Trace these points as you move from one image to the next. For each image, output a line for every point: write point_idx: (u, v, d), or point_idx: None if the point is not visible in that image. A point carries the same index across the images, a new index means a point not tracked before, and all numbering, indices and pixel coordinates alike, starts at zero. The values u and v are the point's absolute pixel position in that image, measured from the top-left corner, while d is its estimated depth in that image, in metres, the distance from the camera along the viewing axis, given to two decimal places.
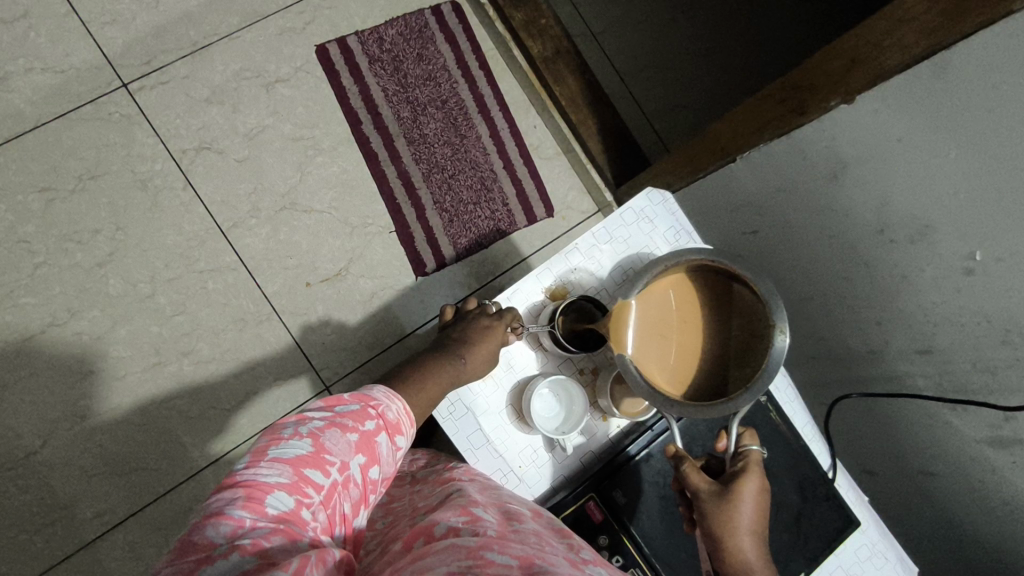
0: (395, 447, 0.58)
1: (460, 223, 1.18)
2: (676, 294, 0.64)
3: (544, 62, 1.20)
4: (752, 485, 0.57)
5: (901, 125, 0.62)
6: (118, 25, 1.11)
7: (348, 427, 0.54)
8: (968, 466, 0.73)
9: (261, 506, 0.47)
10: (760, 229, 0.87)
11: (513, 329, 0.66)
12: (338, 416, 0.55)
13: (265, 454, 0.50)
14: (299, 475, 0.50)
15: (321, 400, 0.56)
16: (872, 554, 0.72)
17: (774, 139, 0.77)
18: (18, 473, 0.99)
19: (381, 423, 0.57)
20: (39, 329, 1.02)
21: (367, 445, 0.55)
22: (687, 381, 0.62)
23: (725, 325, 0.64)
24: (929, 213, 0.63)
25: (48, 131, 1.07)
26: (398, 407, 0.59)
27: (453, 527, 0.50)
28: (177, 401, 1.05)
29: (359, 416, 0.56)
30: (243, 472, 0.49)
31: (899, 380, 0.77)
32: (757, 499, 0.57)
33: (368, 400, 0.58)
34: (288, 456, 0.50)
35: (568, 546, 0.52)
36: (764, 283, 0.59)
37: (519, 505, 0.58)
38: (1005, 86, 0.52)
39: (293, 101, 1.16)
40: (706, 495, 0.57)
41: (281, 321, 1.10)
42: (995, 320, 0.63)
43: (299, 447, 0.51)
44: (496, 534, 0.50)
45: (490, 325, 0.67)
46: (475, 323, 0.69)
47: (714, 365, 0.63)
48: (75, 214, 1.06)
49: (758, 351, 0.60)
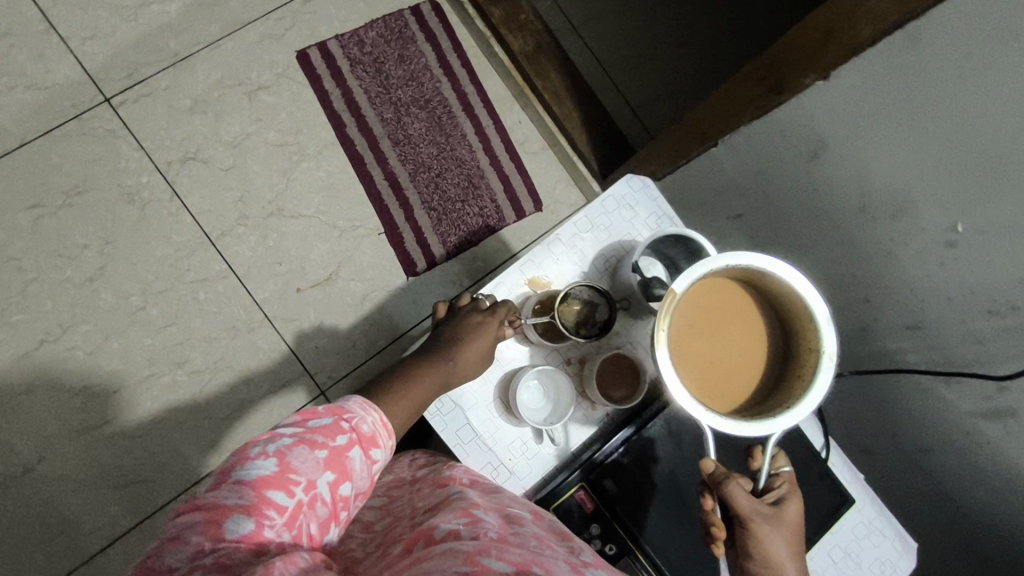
0: (371, 460, 0.55)
1: (449, 222, 1.19)
2: (725, 304, 0.62)
3: (526, 57, 1.20)
4: (794, 506, 0.57)
5: (876, 100, 0.62)
6: (99, 39, 1.11)
7: (317, 444, 0.52)
8: (964, 440, 0.72)
9: (220, 530, 0.46)
10: (744, 214, 0.87)
11: (510, 323, 0.67)
12: (309, 432, 0.53)
13: (229, 476, 0.49)
14: (260, 497, 0.48)
15: (293, 415, 0.54)
16: (870, 531, 0.72)
17: (754, 119, 0.76)
18: (19, 489, 0.99)
19: (354, 436, 0.55)
20: (33, 345, 1.03)
21: (337, 462, 0.52)
22: (729, 394, 0.61)
23: (771, 341, 0.63)
24: (909, 187, 0.63)
25: (33, 148, 1.07)
26: (374, 419, 0.57)
27: (453, 530, 0.50)
28: (173, 412, 1.05)
29: (330, 431, 0.53)
30: (206, 494, 0.48)
31: (890, 357, 0.77)
32: (799, 521, 0.57)
33: (342, 413, 0.56)
34: (251, 477, 0.49)
35: (567, 549, 0.52)
36: (819, 305, 0.57)
37: (520, 508, 0.57)
38: (977, 54, 0.52)
39: (276, 108, 1.16)
40: (758, 516, 0.55)
41: (273, 328, 1.10)
42: (980, 292, 0.63)
43: (263, 467, 0.50)
44: (496, 537, 0.49)
45: (483, 321, 0.67)
46: (469, 319, 0.68)
47: (755, 378, 0.62)
48: (63, 230, 1.06)
49: (800, 373, 0.58)
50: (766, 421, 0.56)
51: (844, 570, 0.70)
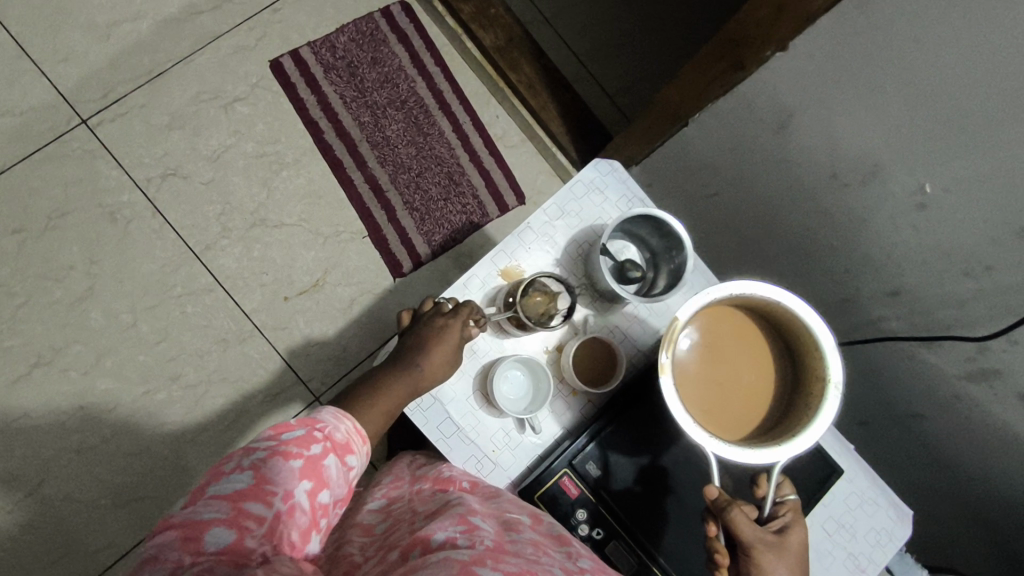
0: (346, 467, 0.54)
1: (433, 221, 1.19)
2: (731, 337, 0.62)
3: (497, 51, 1.20)
4: (797, 535, 0.56)
5: (835, 67, 0.61)
6: (72, 62, 1.11)
7: (292, 453, 0.51)
8: (954, 403, 0.72)
9: (199, 544, 0.44)
10: (721, 191, 0.86)
11: (475, 322, 0.65)
12: (282, 444, 0.51)
13: (203, 493, 0.47)
14: (238, 509, 0.46)
15: (265, 429, 0.53)
16: (862, 501, 0.71)
17: (721, 96, 0.75)
18: (20, 513, 0.99)
19: (329, 445, 0.54)
20: (25, 370, 1.03)
21: (313, 470, 0.51)
22: (736, 422, 0.60)
23: (780, 373, 0.62)
24: (876, 152, 0.63)
25: (13, 174, 1.07)
26: (347, 426, 0.56)
27: (450, 537, 0.49)
28: (168, 427, 1.05)
29: (305, 441, 0.52)
30: (180, 512, 0.46)
31: (875, 325, 0.77)
32: (802, 550, 0.56)
33: (314, 423, 0.54)
34: (226, 492, 0.47)
35: (565, 556, 0.52)
36: (824, 333, 0.57)
37: (519, 511, 0.56)
38: (926, 13, 0.52)
39: (253, 118, 1.16)
40: (761, 545, 0.54)
41: (263, 337, 1.10)
42: (954, 253, 0.62)
43: (238, 480, 0.48)
44: (492, 546, 0.49)
45: (445, 325, 0.64)
46: (429, 323, 0.65)
47: (764, 408, 0.61)
48: (48, 253, 1.06)
49: (806, 402, 0.58)
50: (772, 447, 0.54)
51: (838, 543, 0.69)
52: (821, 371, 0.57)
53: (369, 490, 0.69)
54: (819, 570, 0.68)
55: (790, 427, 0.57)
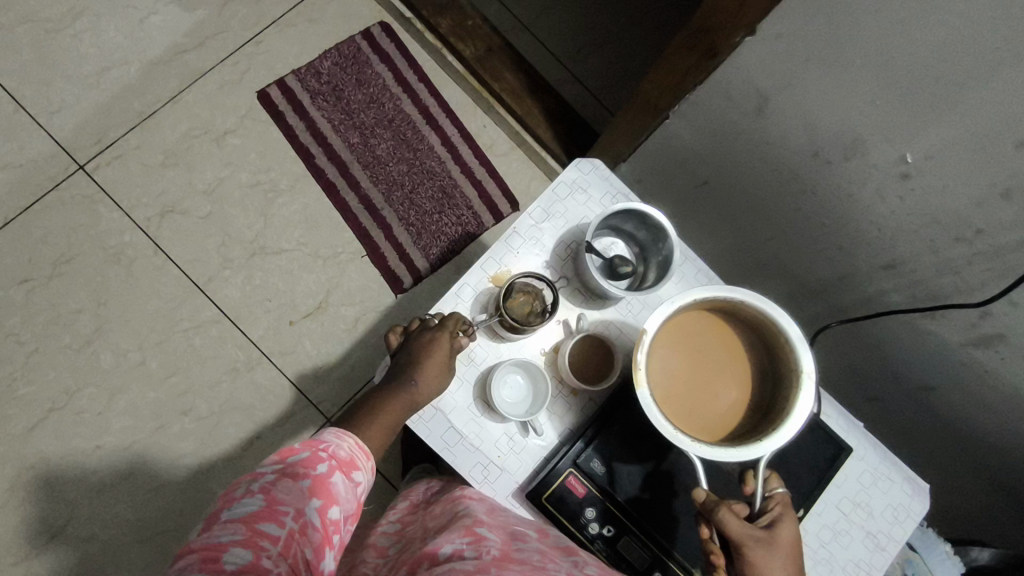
0: (353, 483, 0.56)
1: (429, 235, 1.20)
2: (706, 336, 0.62)
3: (479, 62, 1.22)
4: (789, 528, 0.55)
5: (804, 48, 0.61)
6: (65, 111, 1.14)
7: (300, 474, 0.52)
8: (961, 370, 0.72)
9: (218, 566, 0.44)
10: (709, 179, 0.86)
11: (463, 332, 0.66)
12: (289, 466, 0.53)
13: (217, 518, 0.48)
14: (253, 529, 0.47)
15: (271, 455, 0.54)
16: (876, 478, 0.70)
17: (698, 86, 0.75)
18: (45, 558, 1.00)
19: (334, 463, 0.56)
20: (41, 416, 1.05)
21: (322, 488, 0.53)
22: (714, 424, 0.60)
23: (757, 370, 0.62)
24: (855, 126, 0.63)
25: (17, 225, 1.10)
26: (349, 443, 0.58)
27: (457, 550, 0.51)
28: (184, 460, 1.06)
29: (311, 461, 0.54)
30: (196, 539, 0.46)
31: (874, 300, 0.76)
32: (795, 543, 0.55)
33: (317, 445, 0.56)
34: (239, 515, 0.48)
35: (572, 563, 0.53)
36: (792, 326, 0.58)
37: (524, 526, 0.57)
38: None
39: (244, 150, 1.18)
40: (751, 542, 0.53)
41: (272, 364, 1.12)
42: (942, 220, 0.62)
43: (250, 503, 0.49)
44: (498, 556, 0.50)
45: (435, 339, 0.67)
46: (420, 340, 0.69)
47: (740, 409, 0.61)
48: (56, 300, 1.09)
49: (782, 396, 0.58)
50: (753, 445, 0.55)
51: (855, 522, 0.69)
52: (794, 362, 0.58)
53: (385, 512, 0.71)
54: (838, 552, 0.67)
55: (769, 424, 0.57)
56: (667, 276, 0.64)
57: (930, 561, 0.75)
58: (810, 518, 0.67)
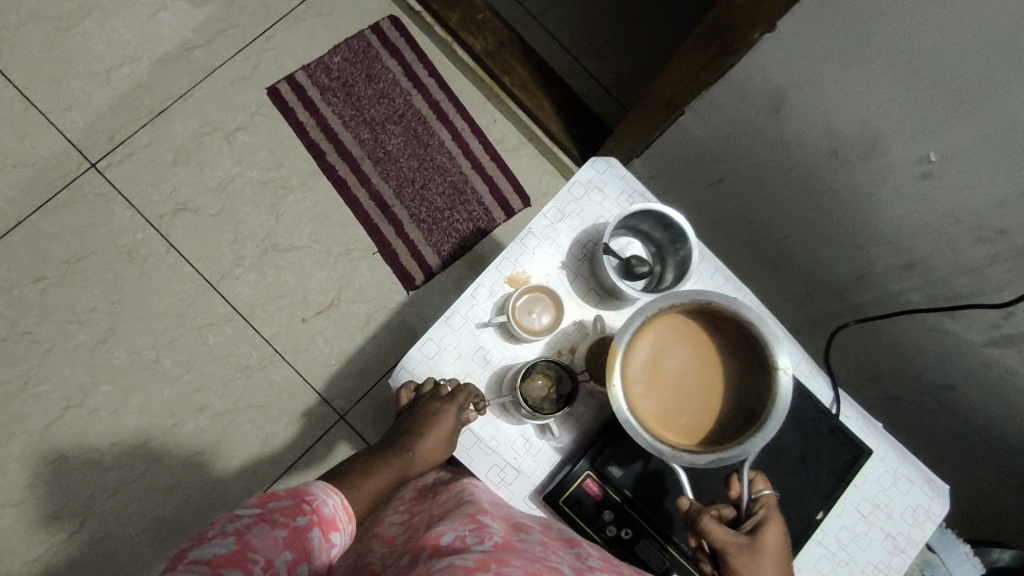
0: (329, 544, 0.54)
1: (440, 231, 1.19)
2: (676, 337, 0.60)
3: (490, 56, 1.20)
4: (775, 532, 0.54)
5: (822, 47, 0.60)
6: (77, 109, 1.14)
7: (278, 522, 0.51)
8: (983, 372, 0.70)
9: None
10: (724, 176, 0.85)
11: (472, 405, 0.63)
12: (269, 512, 0.51)
13: (184, 556, 0.45)
14: (220, 573, 0.44)
15: (252, 498, 0.53)
16: (895, 479, 0.70)
17: (715, 83, 0.74)
18: (64, 553, 1.01)
19: (315, 518, 0.54)
20: (57, 413, 1.05)
21: (297, 540, 0.51)
22: (693, 427, 0.58)
23: (734, 363, 0.60)
24: (874, 125, 0.62)
25: (30, 223, 1.10)
26: (334, 500, 0.57)
27: (458, 537, 0.49)
28: (199, 457, 1.07)
29: (291, 511, 0.53)
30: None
31: (893, 300, 0.75)
32: (783, 546, 0.54)
33: (303, 495, 0.55)
34: (207, 556, 0.45)
35: (574, 555, 0.51)
36: (766, 325, 0.58)
37: (528, 519, 0.57)
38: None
39: (255, 147, 1.18)
40: (733, 548, 0.53)
41: (285, 361, 1.12)
42: (964, 220, 0.61)
43: (222, 544, 0.47)
44: (500, 542, 0.49)
45: (440, 410, 0.63)
46: (426, 407, 0.64)
47: (718, 406, 0.59)
48: (70, 298, 1.09)
49: (760, 393, 0.58)
50: (734, 449, 0.55)
51: (874, 524, 0.68)
52: (770, 359, 0.58)
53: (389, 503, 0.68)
54: (857, 554, 0.67)
55: (747, 423, 0.57)
56: (687, 276, 0.63)
57: (949, 562, 0.75)
58: (829, 519, 0.67)
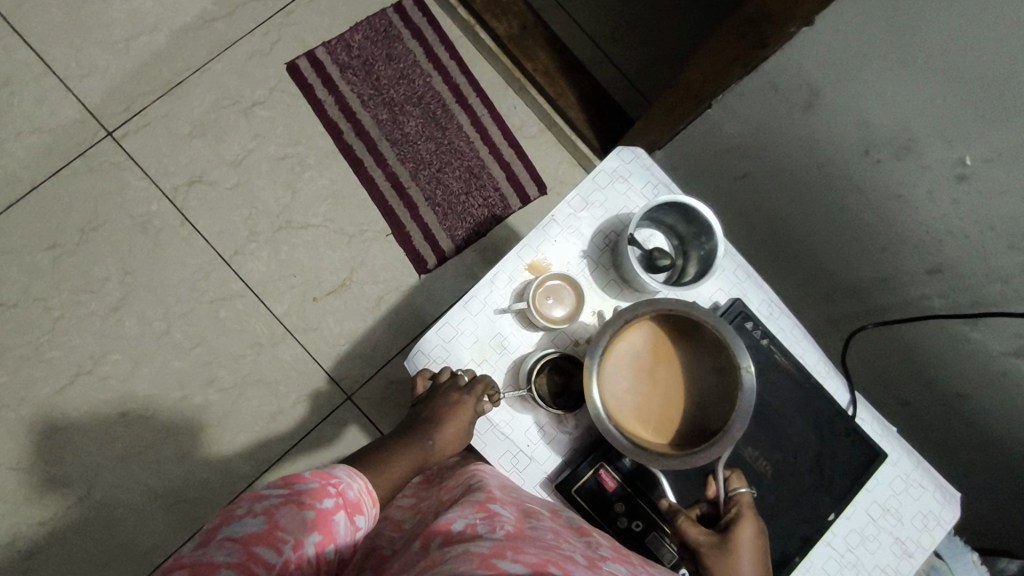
0: (355, 526, 0.54)
1: (455, 216, 1.19)
2: (646, 337, 0.59)
3: (512, 40, 1.20)
4: (747, 531, 0.57)
5: (864, 42, 0.60)
6: (94, 76, 1.13)
7: (305, 504, 0.51)
8: (1001, 382, 0.70)
9: None
10: (749, 172, 0.85)
11: (488, 397, 0.63)
12: (295, 492, 0.51)
13: (215, 534, 0.47)
14: (249, 553, 0.46)
15: (279, 477, 0.53)
16: (908, 485, 0.69)
17: (746, 76, 0.73)
18: (70, 519, 1.01)
19: (341, 501, 0.54)
20: (67, 380, 1.06)
21: (324, 522, 0.51)
22: (669, 428, 0.58)
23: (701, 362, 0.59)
24: (911, 125, 0.62)
25: (46, 189, 1.10)
26: (360, 484, 0.56)
27: (469, 525, 0.49)
28: (207, 431, 1.07)
29: (318, 493, 0.52)
30: (190, 553, 0.45)
31: (914, 304, 0.74)
32: (755, 546, 0.56)
33: (329, 478, 0.55)
34: (238, 534, 0.47)
35: (586, 544, 0.51)
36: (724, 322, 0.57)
37: (537, 505, 0.57)
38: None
39: (273, 122, 1.17)
40: (705, 548, 0.57)
41: (296, 339, 1.12)
42: (998, 227, 0.61)
43: (251, 523, 0.48)
44: (512, 531, 0.48)
45: (459, 402, 0.62)
46: (443, 398, 0.63)
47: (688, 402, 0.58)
48: (84, 266, 1.09)
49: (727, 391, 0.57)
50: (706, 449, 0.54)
51: (884, 528, 0.68)
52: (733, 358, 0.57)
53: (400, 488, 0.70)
54: (865, 557, 0.67)
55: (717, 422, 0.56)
56: (709, 270, 0.63)
57: (956, 569, 0.75)
58: (840, 520, 0.67)
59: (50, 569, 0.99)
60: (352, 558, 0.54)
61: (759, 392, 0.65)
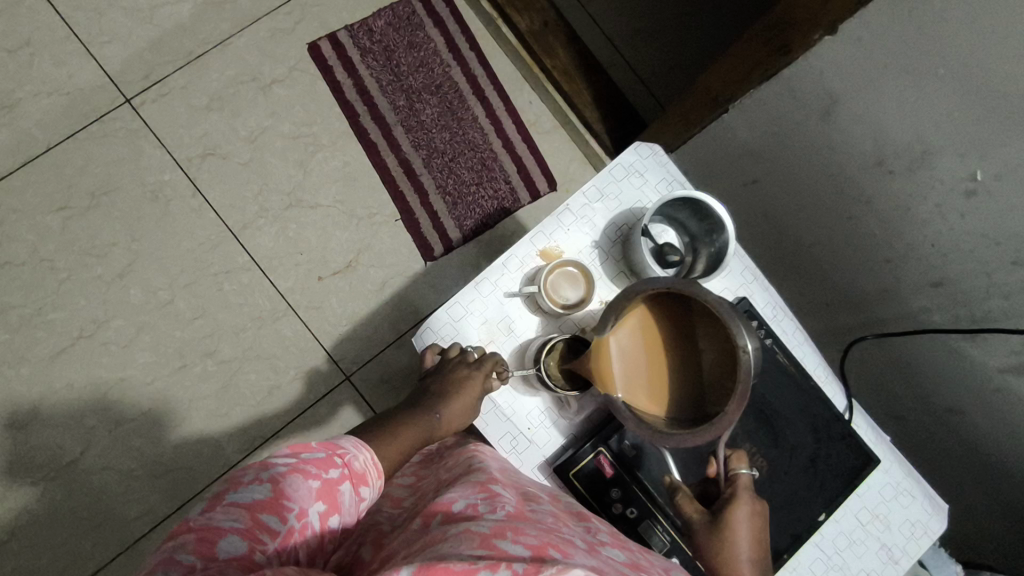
0: (358, 497, 0.55)
1: (464, 206, 1.20)
2: (649, 316, 0.60)
3: (533, 35, 1.24)
4: (741, 513, 0.60)
5: (886, 52, 0.63)
6: (117, 43, 1.14)
7: (311, 473, 0.52)
8: (993, 400, 0.71)
9: (213, 548, 0.43)
10: (761, 178, 0.86)
11: (498, 374, 0.64)
12: (302, 462, 0.52)
13: (222, 499, 0.47)
14: (255, 519, 0.47)
15: (287, 446, 0.54)
16: (897, 492, 0.71)
17: (765, 81, 0.76)
18: (61, 481, 1.01)
19: (346, 472, 0.55)
20: (68, 342, 1.06)
21: (328, 493, 0.52)
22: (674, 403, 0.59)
23: (704, 341, 0.58)
24: (925, 138, 0.64)
25: (59, 151, 1.10)
26: (365, 457, 0.58)
27: (470, 504, 0.49)
28: (204, 402, 1.07)
29: (324, 463, 0.54)
30: (197, 516, 0.46)
31: (915, 317, 0.75)
32: (748, 526, 0.59)
33: (334, 449, 0.56)
34: (245, 500, 0.48)
35: (585, 529, 0.52)
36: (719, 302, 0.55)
37: (538, 489, 0.57)
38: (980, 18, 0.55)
39: (290, 101, 1.18)
40: (698, 525, 0.60)
41: (298, 316, 1.13)
42: (1003, 242, 0.62)
43: (258, 490, 0.49)
44: (513, 512, 0.49)
45: (467, 377, 0.65)
46: (452, 374, 0.66)
47: (691, 379, 0.59)
48: (92, 230, 1.09)
49: (727, 370, 0.56)
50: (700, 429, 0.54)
51: (871, 533, 0.69)
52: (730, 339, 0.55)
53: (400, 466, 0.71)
54: (852, 560, 0.68)
55: (718, 400, 0.56)
56: (719, 267, 0.64)
57: None
58: (829, 522, 0.68)
59: (38, 529, 0.99)
60: (352, 531, 0.55)
61: (758, 390, 0.66)
